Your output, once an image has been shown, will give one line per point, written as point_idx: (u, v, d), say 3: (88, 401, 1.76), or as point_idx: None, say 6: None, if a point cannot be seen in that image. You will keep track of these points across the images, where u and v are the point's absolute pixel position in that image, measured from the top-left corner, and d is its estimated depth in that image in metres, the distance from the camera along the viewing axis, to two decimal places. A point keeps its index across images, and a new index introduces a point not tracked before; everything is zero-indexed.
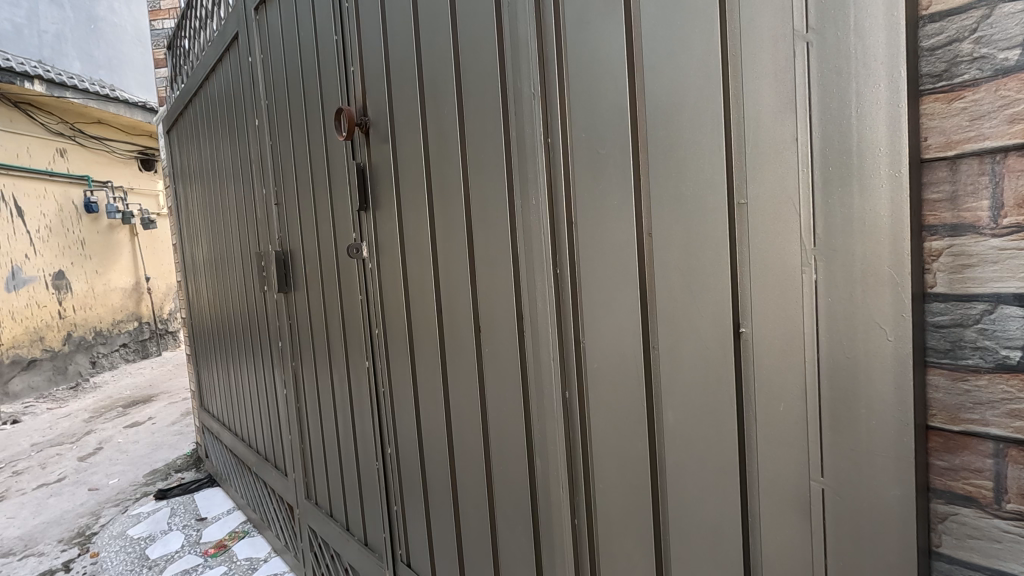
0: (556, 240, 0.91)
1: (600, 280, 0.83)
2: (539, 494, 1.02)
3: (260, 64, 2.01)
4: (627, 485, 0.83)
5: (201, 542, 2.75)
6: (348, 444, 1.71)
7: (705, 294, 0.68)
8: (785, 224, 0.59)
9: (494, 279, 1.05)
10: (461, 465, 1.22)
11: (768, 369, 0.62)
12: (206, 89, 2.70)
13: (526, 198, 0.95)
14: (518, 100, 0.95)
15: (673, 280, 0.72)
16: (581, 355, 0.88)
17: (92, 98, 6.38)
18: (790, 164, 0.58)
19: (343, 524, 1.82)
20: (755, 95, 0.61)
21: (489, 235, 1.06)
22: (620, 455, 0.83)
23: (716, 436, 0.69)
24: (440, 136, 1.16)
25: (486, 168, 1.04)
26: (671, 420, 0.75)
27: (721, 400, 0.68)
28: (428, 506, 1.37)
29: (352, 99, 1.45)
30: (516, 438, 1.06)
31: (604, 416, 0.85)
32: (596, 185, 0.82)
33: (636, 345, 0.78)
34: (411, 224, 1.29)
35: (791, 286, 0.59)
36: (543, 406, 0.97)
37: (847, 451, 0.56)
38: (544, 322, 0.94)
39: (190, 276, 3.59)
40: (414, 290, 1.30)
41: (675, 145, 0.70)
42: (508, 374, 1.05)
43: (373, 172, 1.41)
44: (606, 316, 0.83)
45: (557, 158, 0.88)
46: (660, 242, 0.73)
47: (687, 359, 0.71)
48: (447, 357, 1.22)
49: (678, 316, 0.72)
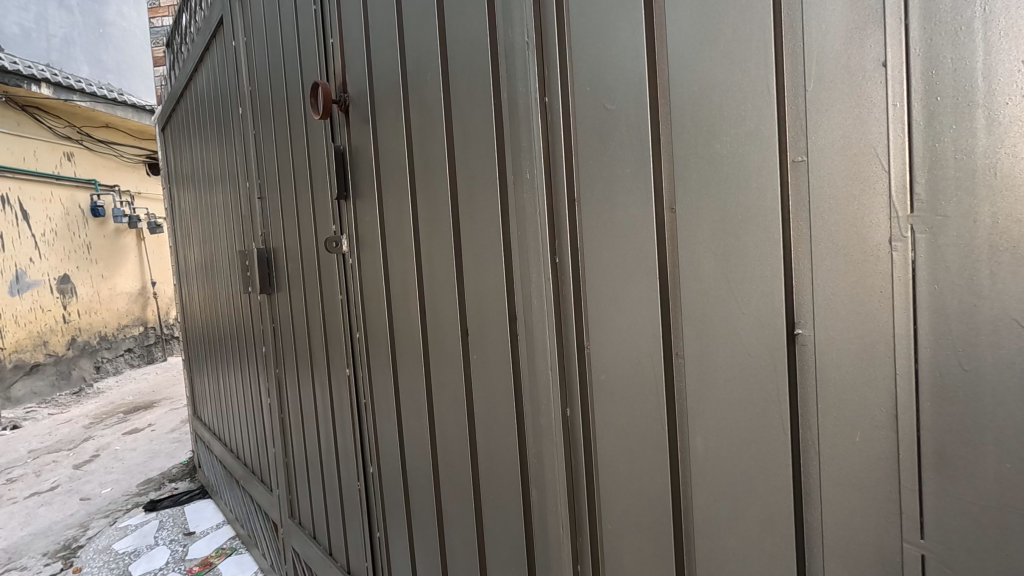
0: (554, 223, 0.74)
1: (607, 270, 0.66)
2: (535, 531, 0.86)
3: (243, 49, 1.88)
4: (643, 529, 0.66)
5: (187, 559, 2.60)
6: (330, 460, 1.55)
7: (750, 283, 0.51)
8: (864, 184, 0.43)
9: (483, 273, 0.89)
10: (447, 491, 1.06)
11: (840, 381, 0.46)
12: (196, 82, 2.58)
13: (518, 172, 0.79)
14: (510, 54, 0.79)
15: (705, 266, 0.55)
16: (586, 364, 0.72)
17: (100, 101, 6.21)
18: (872, 99, 0.42)
19: (326, 548, 1.66)
20: (819, 10, 0.44)
21: (477, 221, 0.90)
22: (631, 489, 0.67)
23: (762, 471, 0.52)
24: (422, 106, 1.00)
25: (472, 142, 0.89)
26: (700, 449, 0.58)
27: (771, 425, 0.51)
28: (411, 533, 1.20)
29: (331, 74, 1.30)
30: (509, 462, 0.89)
31: (614, 441, 0.68)
32: (603, 150, 0.65)
33: (654, 352, 0.62)
34: (392, 213, 1.13)
35: (874, 269, 0.43)
36: (540, 426, 0.81)
37: (962, 503, 0.40)
38: (540, 326, 0.78)
39: (183, 279, 3.47)
40: (396, 291, 1.15)
41: (705, 89, 0.53)
42: (498, 383, 0.89)
43: (353, 155, 1.26)
44: (615, 318, 0.66)
45: (556, 119, 0.71)
46: (685, 219, 0.57)
47: (723, 369, 0.54)
48: (432, 367, 1.06)
49: (710, 315, 0.55)
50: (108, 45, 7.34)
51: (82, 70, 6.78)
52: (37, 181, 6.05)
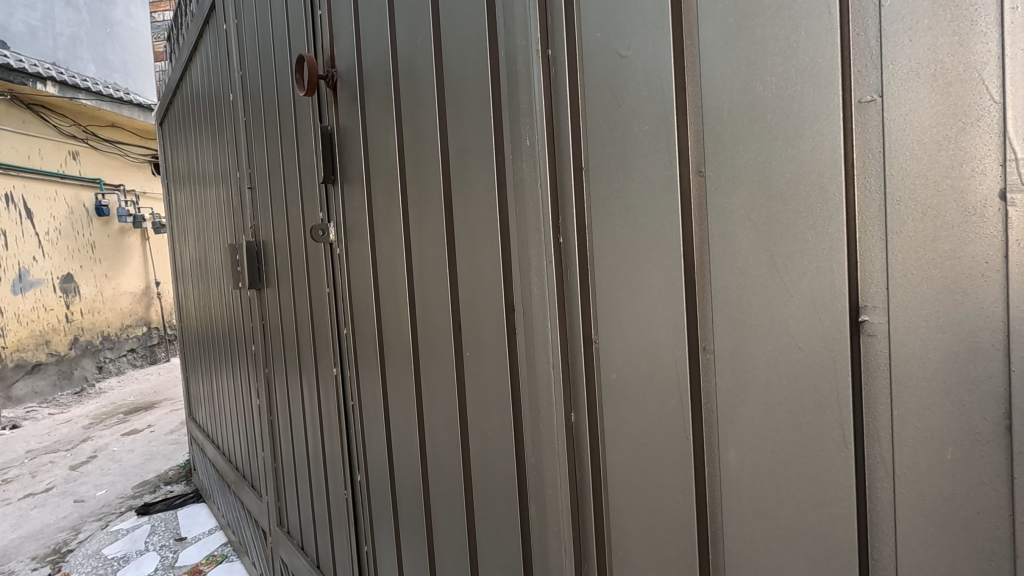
0: (557, 197, 0.64)
1: (619, 249, 0.56)
2: (534, 553, 0.75)
3: (234, 33, 1.80)
4: (662, 559, 0.55)
5: (176, 565, 2.50)
6: (318, 465, 1.45)
7: (800, 258, 0.41)
8: (964, 119, 0.33)
9: (478, 260, 0.79)
10: (437, 501, 0.96)
11: (926, 382, 0.36)
12: (191, 72, 2.51)
13: (517, 140, 0.69)
14: (508, 4, 0.69)
15: (742, 240, 0.45)
16: (592, 362, 0.61)
17: (105, 100, 6.21)
18: (977, 6, 0.32)
19: (313, 560, 1.55)
20: None
21: (470, 200, 0.80)
22: (646, 510, 0.56)
23: (814, 493, 0.42)
24: (413, 75, 0.91)
25: (467, 109, 0.79)
26: (733, 465, 0.47)
27: (828, 438, 0.41)
28: (398, 547, 1.11)
29: (319, 49, 1.21)
30: (505, 473, 0.79)
31: (626, 454, 0.58)
32: (615, 105, 0.55)
33: (674, 347, 0.51)
34: (381, 198, 1.04)
35: (978, 231, 0.33)
36: (539, 433, 0.71)
37: None
38: (541, 316, 0.68)
39: (179, 278, 3.40)
40: (384, 284, 1.05)
41: (746, 19, 0.43)
42: (493, 384, 0.79)
43: (341, 136, 1.17)
44: (629, 307, 0.56)
45: (560, 74, 0.61)
46: (717, 187, 0.46)
47: (763, 366, 0.44)
48: (422, 367, 0.96)
49: (748, 300, 0.45)
50: (115, 45, 7.35)
51: (88, 70, 6.79)
52: (42, 179, 6.00)
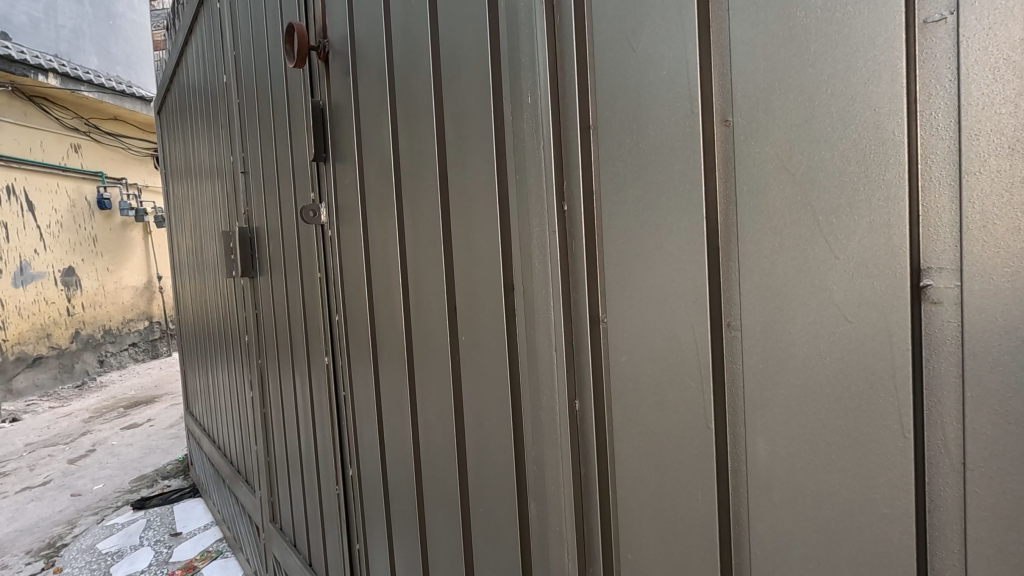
0: (562, 161, 0.57)
1: (629, 216, 0.50)
2: (532, 553, 0.69)
3: (229, 10, 1.73)
4: (676, 564, 0.49)
5: (170, 562, 2.45)
6: (310, 458, 1.40)
7: (849, 214, 0.35)
8: None
9: (475, 236, 0.73)
10: (430, 497, 0.90)
11: (1012, 356, 0.29)
12: (187, 56, 2.44)
13: (518, 101, 0.63)
14: None
15: (777, 197, 0.38)
16: (598, 343, 0.55)
17: (107, 93, 6.15)
18: None
19: (304, 559, 1.50)
20: None
21: (467, 171, 0.74)
22: (659, 508, 0.50)
23: (863, 491, 0.36)
24: (407, 42, 0.85)
25: (464, 73, 0.73)
26: (763, 457, 0.41)
27: (881, 425, 0.34)
28: (389, 545, 1.05)
29: (312, 21, 1.15)
30: (502, 467, 0.73)
31: (637, 445, 0.51)
32: (628, 50, 0.48)
33: (694, 325, 0.45)
34: (374, 175, 0.98)
35: None
36: (539, 422, 0.64)
37: None
38: (542, 295, 0.61)
39: (177, 268, 3.35)
40: (377, 267, 0.99)
41: None
42: (490, 370, 0.73)
43: (333, 112, 1.11)
44: (642, 280, 0.49)
45: (566, 21, 0.55)
46: (747, 137, 0.40)
47: (802, 342, 0.38)
48: (415, 355, 0.90)
49: (783, 266, 0.38)
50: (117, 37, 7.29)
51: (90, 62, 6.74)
52: (43, 172, 5.94)
